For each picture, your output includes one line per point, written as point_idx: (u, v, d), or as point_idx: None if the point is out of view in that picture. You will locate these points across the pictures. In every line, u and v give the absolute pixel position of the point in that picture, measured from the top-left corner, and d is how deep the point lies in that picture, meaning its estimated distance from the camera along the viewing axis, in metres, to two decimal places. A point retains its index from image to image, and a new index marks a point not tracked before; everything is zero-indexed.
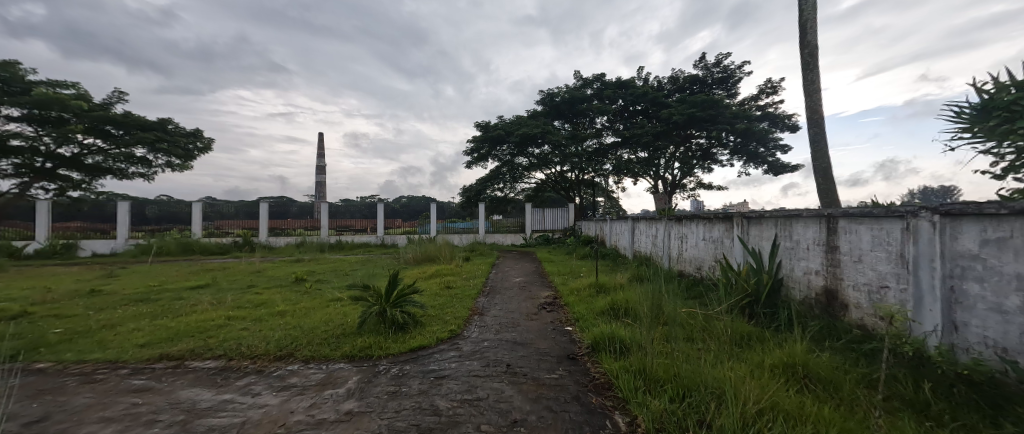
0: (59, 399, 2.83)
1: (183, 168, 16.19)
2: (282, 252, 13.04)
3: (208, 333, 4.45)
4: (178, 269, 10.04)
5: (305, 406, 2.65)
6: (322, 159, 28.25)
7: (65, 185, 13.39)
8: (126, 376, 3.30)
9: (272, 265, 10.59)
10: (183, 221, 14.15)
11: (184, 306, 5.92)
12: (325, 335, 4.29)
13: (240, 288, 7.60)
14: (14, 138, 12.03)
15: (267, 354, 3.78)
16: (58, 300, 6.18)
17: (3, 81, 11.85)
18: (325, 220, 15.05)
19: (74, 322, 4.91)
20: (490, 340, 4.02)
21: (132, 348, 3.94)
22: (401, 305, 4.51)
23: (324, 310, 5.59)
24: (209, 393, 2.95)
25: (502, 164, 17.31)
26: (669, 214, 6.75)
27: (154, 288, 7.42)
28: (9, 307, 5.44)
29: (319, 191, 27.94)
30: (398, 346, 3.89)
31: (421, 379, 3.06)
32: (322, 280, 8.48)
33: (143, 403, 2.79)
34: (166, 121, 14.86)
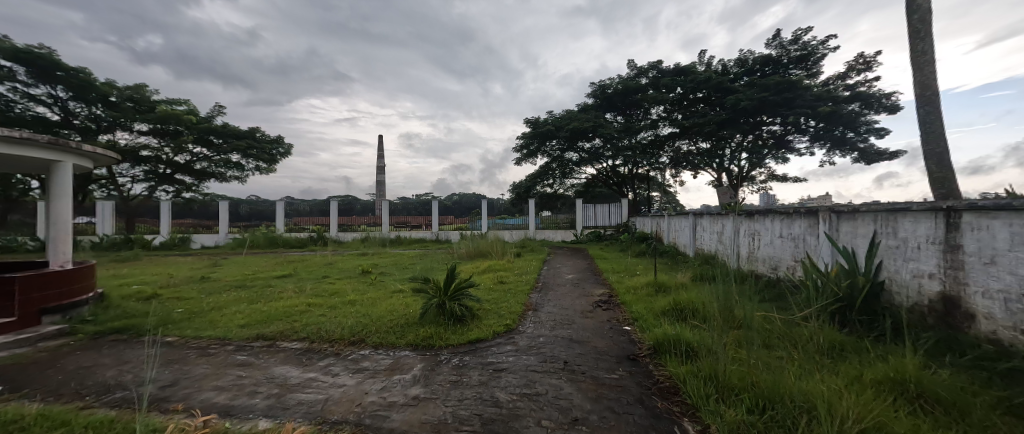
0: (184, 368, 3.36)
1: (270, 171, 18.24)
2: (350, 246, 14.20)
3: (293, 317, 5.00)
4: (266, 260, 11.39)
5: (377, 388, 2.86)
6: (382, 160, 30.04)
7: (180, 188, 15.77)
8: (232, 352, 3.82)
9: (342, 258, 11.60)
10: (269, 218, 15.98)
11: (273, 292, 6.70)
12: (389, 323, 4.60)
13: (317, 278, 8.44)
14: (144, 149, 14.40)
15: (343, 339, 4.14)
16: (178, 284, 7.35)
17: (135, 102, 14.27)
18: (385, 217, 16.08)
19: (190, 303, 5.80)
20: (546, 336, 4.02)
21: (235, 328, 4.54)
22: (459, 298, 4.70)
23: (389, 301, 5.98)
24: (297, 371, 3.31)
25: (551, 160, 17.17)
26: (737, 209, 6.21)
27: (248, 276, 8.47)
28: (144, 289, 6.60)
29: (380, 189, 29.85)
30: (458, 337, 4.04)
31: (481, 370, 3.16)
32: (385, 272, 9.10)
33: (246, 375, 3.20)
34: (255, 130, 16.86)
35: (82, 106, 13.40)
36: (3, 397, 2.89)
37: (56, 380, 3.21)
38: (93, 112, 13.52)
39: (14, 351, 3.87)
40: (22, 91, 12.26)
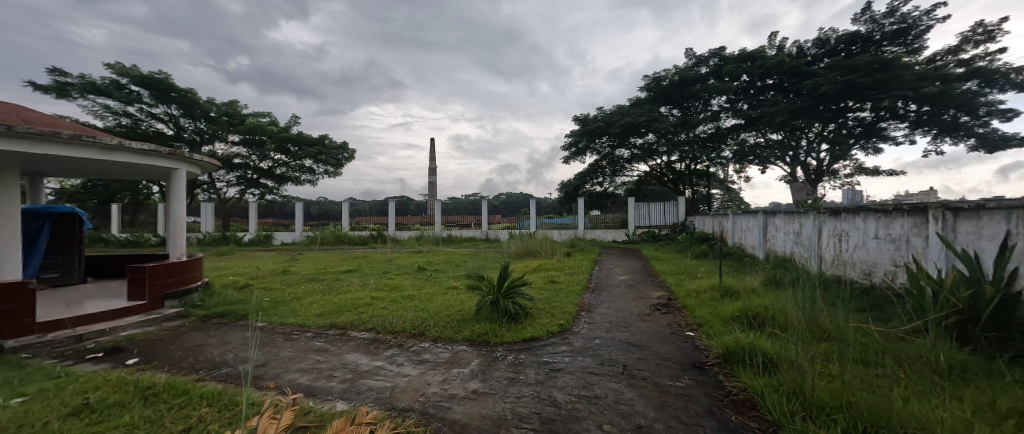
0: (273, 350, 3.78)
1: (338, 174, 19.84)
2: (406, 244, 14.97)
3: (360, 309, 5.38)
4: (334, 256, 12.41)
5: (439, 380, 2.97)
6: (434, 162, 31.25)
7: (265, 190, 17.73)
8: (311, 338, 4.21)
9: (399, 255, 12.27)
10: (336, 218, 17.38)
11: (341, 285, 7.28)
12: (446, 319, 4.77)
13: (378, 273, 9.04)
14: (237, 157, 16.42)
15: (405, 331, 4.37)
16: (263, 276, 8.29)
17: (230, 116, 16.29)
18: (437, 216, 16.68)
19: (274, 293, 6.50)
20: (603, 338, 3.91)
21: (312, 316, 5.00)
22: (512, 296, 4.74)
23: (444, 297, 6.21)
24: (366, 359, 3.56)
25: (601, 158, 16.71)
26: (818, 208, 5.56)
27: (320, 271, 9.29)
28: (237, 280, 7.52)
29: (432, 189, 31.07)
30: (512, 335, 4.07)
31: (538, 369, 3.15)
32: (438, 269, 9.46)
33: (323, 360, 3.51)
34: (325, 137, 18.46)
35: (191, 122, 15.58)
36: (140, 367, 3.47)
37: (178, 355, 3.78)
38: (199, 127, 15.67)
39: (146, 328, 4.61)
40: (147, 111, 14.57)
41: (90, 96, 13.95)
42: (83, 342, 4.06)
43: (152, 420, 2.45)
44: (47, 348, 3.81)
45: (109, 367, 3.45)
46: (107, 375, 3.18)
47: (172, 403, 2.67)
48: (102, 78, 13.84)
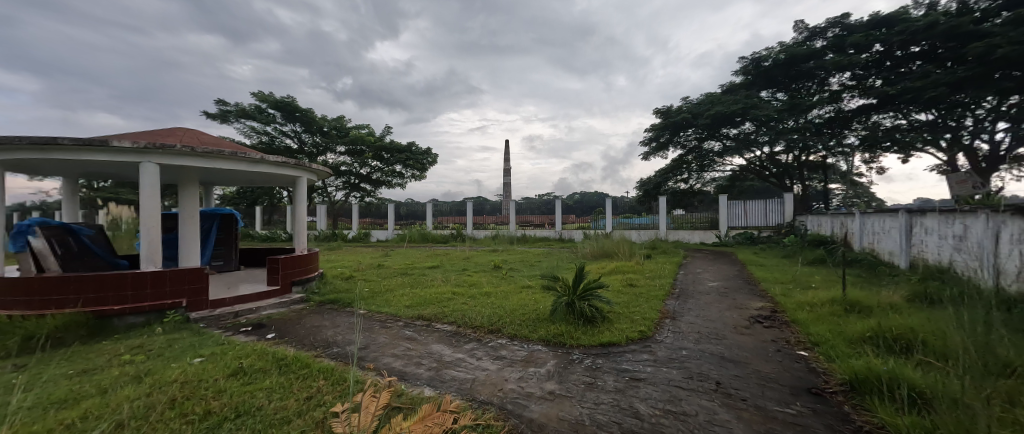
0: (371, 336, 4.24)
1: (422, 177, 21.36)
2: (483, 242, 15.51)
3: (443, 303, 5.71)
4: (419, 253, 13.37)
5: (516, 377, 2.98)
6: (509, 163, 31.89)
7: (363, 194, 19.83)
8: (401, 327, 4.57)
9: (477, 253, 12.74)
10: (420, 217, 18.71)
11: (425, 280, 7.80)
12: (522, 317, 4.79)
13: (458, 270, 9.50)
14: (343, 165, 18.66)
15: (484, 326, 4.49)
16: (362, 269, 9.29)
17: (337, 129, 18.64)
18: (512, 216, 16.95)
19: (370, 284, 7.22)
20: (691, 349, 3.57)
21: (402, 307, 5.44)
22: (588, 298, 4.59)
23: (520, 296, 6.27)
24: (449, 350, 3.74)
25: (686, 152, 15.43)
26: (994, 205, 4.38)
27: (408, 266, 10.06)
28: (342, 272, 8.54)
29: (506, 189, 31.80)
30: (589, 338, 3.93)
31: (617, 376, 2.99)
32: (514, 268, 9.59)
33: (412, 348, 3.79)
34: (412, 144, 20.16)
35: (309, 136, 18.16)
36: (275, 341, 4.28)
37: (300, 335, 4.49)
38: (314, 140, 18.19)
39: (280, 310, 5.54)
40: (279, 129, 17.37)
41: (241, 120, 17.05)
42: (238, 318, 5.13)
43: (282, 386, 3.18)
44: (216, 321, 4.93)
45: (255, 339, 4.32)
46: (253, 347, 4.04)
47: (296, 374, 3.41)
48: (250, 104, 16.79)
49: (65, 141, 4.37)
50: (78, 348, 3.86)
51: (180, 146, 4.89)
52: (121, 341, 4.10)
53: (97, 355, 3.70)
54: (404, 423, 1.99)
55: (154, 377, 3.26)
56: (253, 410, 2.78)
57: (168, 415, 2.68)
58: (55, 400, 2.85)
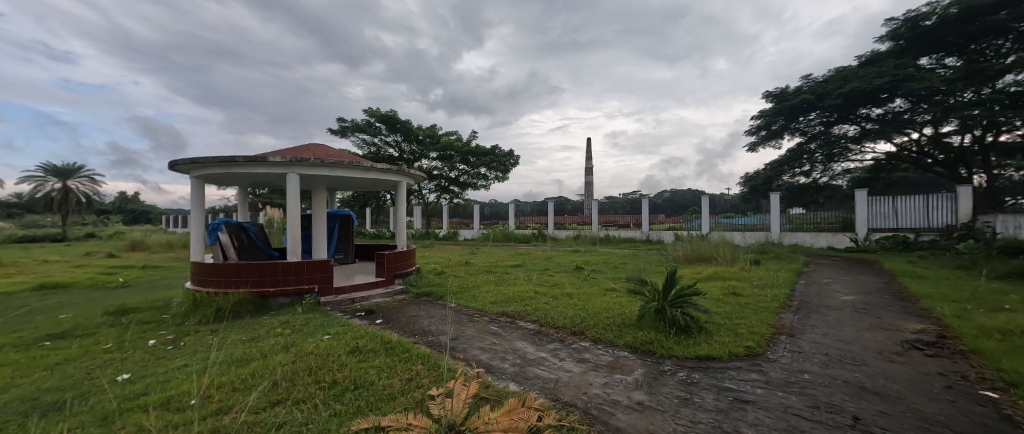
0: (461, 328, 4.55)
1: (505, 178, 22.01)
2: (564, 243, 15.34)
3: (526, 301, 5.79)
4: (502, 252, 13.77)
5: (601, 382, 2.87)
6: (591, 161, 31.02)
7: (451, 195, 21.18)
8: (487, 322, 4.76)
9: (559, 253, 12.64)
10: (503, 218, 19.28)
11: (509, 279, 7.99)
12: (606, 321, 4.59)
13: (539, 270, 9.54)
14: (435, 170, 20.14)
15: (567, 327, 4.42)
16: (452, 266, 9.90)
17: (430, 137, 20.26)
18: (595, 216, 16.45)
19: (459, 280, 7.67)
20: (815, 374, 3.03)
21: (488, 303, 5.68)
22: (681, 305, 4.21)
23: (604, 298, 6.03)
24: (532, 348, 3.77)
25: (808, 139, 13.37)
26: None
27: (493, 264, 10.44)
28: (435, 268, 9.22)
29: (588, 188, 31.05)
30: (683, 349, 3.60)
31: (718, 395, 2.66)
32: (597, 270, 9.29)
33: (497, 344, 3.94)
34: (495, 147, 21.02)
35: (407, 144, 20.04)
36: (382, 326, 4.80)
37: (401, 322, 4.96)
38: (411, 148, 20.00)
39: (386, 299, 6.22)
40: (383, 140, 19.52)
41: (355, 134, 19.52)
42: (354, 303, 5.94)
43: (389, 366, 3.56)
44: (338, 305, 5.75)
45: (367, 323, 4.91)
46: (366, 330, 4.58)
47: (400, 357, 3.76)
48: (361, 119, 19.15)
49: (240, 159, 5.49)
50: (247, 321, 4.97)
51: (313, 159, 5.85)
52: (274, 317, 5.12)
53: (259, 328, 4.68)
54: (491, 413, 2.20)
55: (297, 348, 3.98)
56: (367, 384, 3.18)
57: (307, 380, 3.24)
58: (238, 358, 3.74)
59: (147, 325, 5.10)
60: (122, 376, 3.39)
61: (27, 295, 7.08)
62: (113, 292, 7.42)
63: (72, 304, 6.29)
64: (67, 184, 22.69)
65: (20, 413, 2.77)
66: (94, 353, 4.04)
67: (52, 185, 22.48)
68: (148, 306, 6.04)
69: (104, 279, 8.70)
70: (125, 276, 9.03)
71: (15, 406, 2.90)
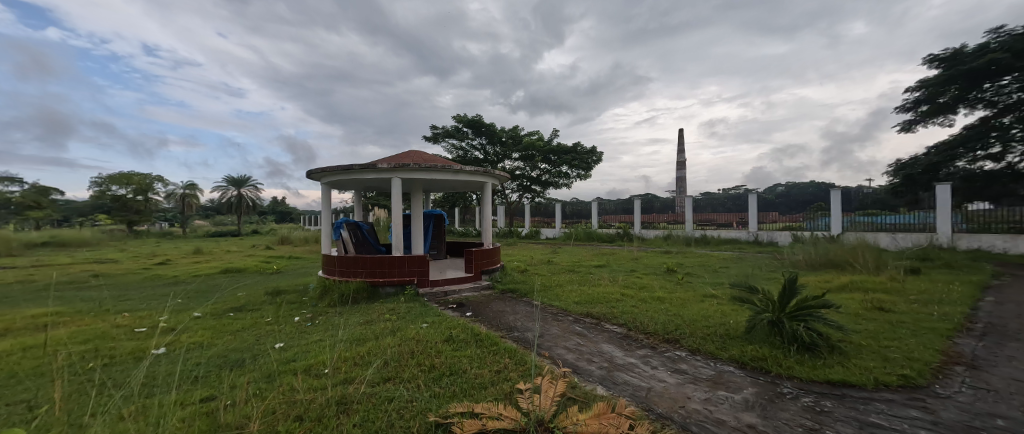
0: (546, 326, 4.68)
1: (587, 177, 21.55)
2: (653, 243, 14.34)
3: (612, 303, 5.59)
4: (586, 251, 13.44)
5: (701, 398, 2.64)
6: (683, 155, 28.64)
7: (533, 195, 21.39)
8: (572, 323, 4.81)
9: (647, 254, 11.89)
10: (585, 217, 18.81)
11: (593, 279, 7.76)
12: (706, 330, 4.18)
13: (626, 271, 9.08)
14: (517, 170, 20.53)
15: (658, 334, 4.18)
16: (535, 264, 9.97)
17: (513, 138, 20.75)
18: (688, 214, 14.52)
19: (544, 278, 7.70)
20: (1013, 421, 2.31)
21: (573, 303, 5.63)
22: (803, 319, 3.59)
23: (701, 305, 5.47)
24: (620, 352, 3.75)
25: (999, 111, 10.35)
26: None
27: (575, 263, 10.24)
28: (519, 266, 9.38)
29: (679, 184, 28.70)
30: (806, 370, 3.07)
31: (859, 430, 2.19)
32: (692, 273, 8.50)
33: (583, 345, 4.00)
34: (578, 145, 20.65)
35: (491, 146, 20.80)
36: (471, 319, 5.01)
37: (490, 316, 5.16)
38: (495, 150, 20.69)
39: (475, 294, 6.49)
40: (470, 143, 20.58)
41: (445, 139, 20.92)
42: (447, 296, 6.32)
43: (480, 357, 3.67)
44: (434, 297, 6.18)
45: (459, 315, 5.17)
46: (458, 321, 4.83)
47: (490, 349, 3.86)
48: (451, 125, 20.46)
49: (356, 166, 6.21)
50: (361, 307, 5.62)
51: (412, 164, 6.35)
52: (382, 304, 5.72)
53: (372, 313, 5.26)
54: (580, 414, 2.15)
55: (401, 333, 4.36)
56: (461, 372, 3.32)
57: (410, 362, 3.53)
58: (358, 337, 4.25)
59: (293, 304, 6.13)
60: (277, 344, 4.10)
61: (216, 275, 9.11)
62: (269, 276, 9.12)
63: (246, 284, 7.90)
64: (241, 191, 28.84)
65: (217, 365, 3.56)
66: (259, 324, 4.99)
67: (231, 192, 28.85)
68: (293, 289, 7.28)
69: (263, 266, 10.75)
70: (277, 264, 11.02)
71: (214, 359, 3.71)
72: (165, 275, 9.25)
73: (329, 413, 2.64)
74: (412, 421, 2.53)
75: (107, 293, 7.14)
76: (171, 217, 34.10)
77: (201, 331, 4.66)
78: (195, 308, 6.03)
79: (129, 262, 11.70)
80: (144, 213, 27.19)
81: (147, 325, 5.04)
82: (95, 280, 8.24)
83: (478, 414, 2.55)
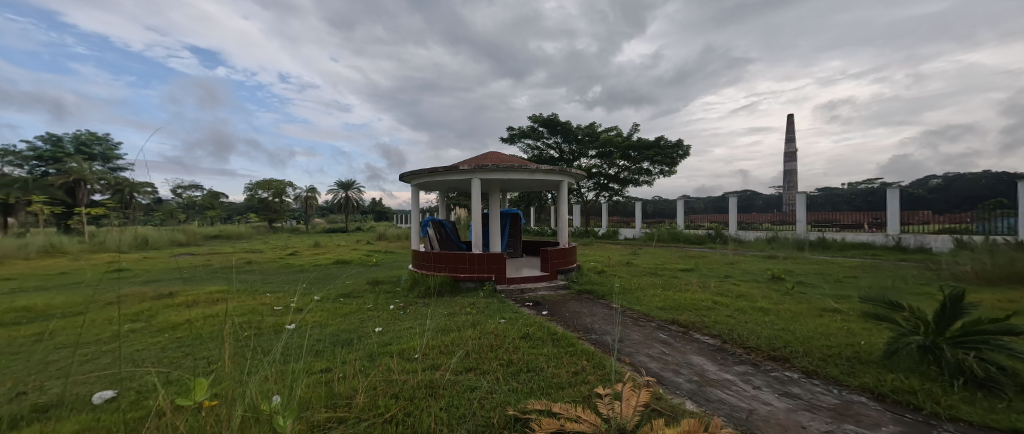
0: (626, 331, 4.36)
1: (672, 172, 19.98)
2: (754, 246, 12.66)
3: (702, 311, 5.01)
4: (672, 253, 12.42)
5: (822, 430, 2.21)
6: (792, 145, 24.89)
7: (611, 193, 20.50)
8: (655, 329, 4.43)
9: (747, 258, 10.55)
10: (670, 216, 17.40)
11: (680, 284, 7.06)
12: (826, 350, 3.48)
13: (719, 276, 8.11)
14: (594, 168, 19.85)
15: (761, 349, 3.60)
16: (615, 265, 9.47)
17: (590, 135, 20.11)
18: (800, 214, 12.51)
19: (623, 280, 7.26)
20: None
21: (656, 309, 5.20)
22: (974, 348, 2.72)
23: (819, 320, 4.59)
24: (714, 367, 3.30)
25: None
26: None
27: (658, 266, 9.50)
28: (597, 266, 8.98)
29: (787, 179, 25.01)
30: (978, 408, 2.36)
31: None
32: (805, 282, 7.26)
33: (669, 353, 3.64)
34: (661, 139, 19.25)
35: (567, 145, 20.43)
36: (547, 317, 4.89)
37: (566, 316, 4.99)
38: (571, 148, 20.28)
39: (551, 293, 6.36)
40: (545, 143, 20.50)
41: (522, 139, 21.13)
42: (523, 293, 6.31)
43: (558, 356, 3.53)
44: (510, 294, 6.22)
45: (534, 313, 5.11)
46: (534, 319, 4.75)
47: (567, 349, 3.70)
48: (527, 125, 20.59)
49: (439, 169, 6.50)
50: (445, 300, 5.89)
51: (490, 165, 6.47)
52: (463, 299, 5.93)
53: (455, 306, 5.45)
54: (666, 428, 1.89)
55: (481, 327, 4.43)
56: (538, 369, 3.22)
57: (490, 355, 3.54)
58: (442, 328, 4.42)
59: (389, 293, 6.68)
60: (377, 328, 4.46)
61: (330, 266, 10.44)
62: (370, 268, 10.14)
63: (353, 273, 8.89)
64: (347, 194, 32.76)
65: (332, 342, 4.00)
66: (363, 310, 5.51)
67: (340, 195, 32.98)
68: (389, 279, 7.97)
69: (365, 259, 12.00)
70: (376, 258, 12.22)
71: (329, 337, 4.18)
72: (293, 264, 10.89)
73: (419, 394, 2.76)
74: (492, 413, 2.51)
75: (254, 277, 8.62)
76: (296, 216, 40.19)
77: (321, 312, 5.32)
78: (315, 292, 6.96)
79: (268, 252, 14.04)
80: (278, 213, 32.51)
81: (283, 305, 5.93)
82: (247, 265, 10.04)
83: (558, 414, 2.41)
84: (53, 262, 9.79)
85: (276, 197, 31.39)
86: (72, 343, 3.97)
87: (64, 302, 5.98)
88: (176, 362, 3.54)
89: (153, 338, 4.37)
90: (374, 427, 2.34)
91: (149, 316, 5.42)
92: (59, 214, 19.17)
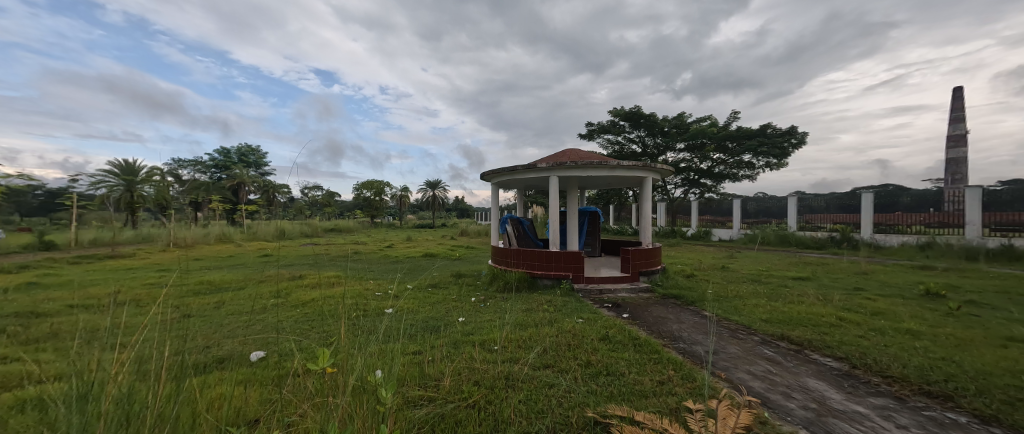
0: (721, 343, 3.79)
1: (779, 165, 17.40)
2: (895, 253, 10.32)
3: (822, 328, 4.16)
4: (781, 258, 10.77)
5: None
6: (956, 127, 19.78)
7: (703, 189, 18.62)
8: (759, 343, 3.79)
9: (887, 267, 8.66)
10: (778, 216, 15.12)
11: (791, 294, 6.00)
12: (1015, 391, 2.59)
13: (846, 288, 6.71)
14: (682, 162, 18.21)
15: (910, 381, 2.80)
16: (708, 269, 8.49)
17: (677, 127, 18.44)
18: (970, 214, 9.79)
19: (719, 287, 6.44)
20: None
21: (759, 321, 4.47)
22: None
23: (1003, 352, 3.46)
24: (840, 395, 2.65)
25: None
26: None
27: (763, 272, 8.27)
28: (687, 270, 8.14)
29: (948, 170, 19.94)
30: None
31: None
32: (978, 302, 5.63)
33: (776, 373, 3.05)
34: (767, 126, 16.84)
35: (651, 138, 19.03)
36: (628, 321, 4.51)
37: (648, 320, 4.56)
38: (656, 142, 18.85)
39: (632, 295, 5.92)
40: (627, 137, 19.37)
41: (602, 135, 20.25)
42: (601, 294, 5.97)
43: (640, 362, 3.20)
44: (588, 293, 5.94)
45: (613, 315, 4.76)
46: (613, 321, 4.42)
47: (650, 356, 3.33)
48: (607, 120, 19.66)
49: (519, 167, 6.44)
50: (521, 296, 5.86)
51: (569, 162, 6.22)
52: (540, 295, 5.83)
53: (532, 302, 5.37)
54: None
55: (557, 324, 4.26)
56: (619, 374, 2.94)
57: (567, 354, 3.35)
58: (520, 323, 4.35)
59: (470, 286, 6.90)
60: (460, 318, 4.58)
61: (420, 258, 11.23)
62: (455, 262, 10.65)
63: (440, 266, 9.42)
64: (436, 192, 35.11)
65: (422, 327, 4.21)
66: (448, 300, 5.75)
67: (430, 193, 35.46)
68: (471, 273, 8.24)
69: (450, 253, 12.66)
70: (460, 253, 12.81)
71: (420, 322, 4.42)
72: (390, 255, 11.98)
73: (498, 384, 2.70)
74: (571, 412, 2.34)
75: (360, 265, 9.66)
76: (394, 213, 44.44)
77: (413, 300, 5.68)
78: (408, 281, 7.54)
79: (371, 244, 15.70)
80: (378, 209, 36.26)
81: (382, 291, 6.50)
82: (355, 254, 11.34)
83: (642, 423, 2.12)
84: (222, 247, 12.23)
85: (378, 197, 34.98)
86: (238, 311, 4.81)
87: (230, 278, 7.37)
88: (305, 333, 4.06)
89: (290, 312, 5.09)
90: (458, 411, 2.34)
91: (287, 292, 6.39)
92: (228, 210, 24.05)
